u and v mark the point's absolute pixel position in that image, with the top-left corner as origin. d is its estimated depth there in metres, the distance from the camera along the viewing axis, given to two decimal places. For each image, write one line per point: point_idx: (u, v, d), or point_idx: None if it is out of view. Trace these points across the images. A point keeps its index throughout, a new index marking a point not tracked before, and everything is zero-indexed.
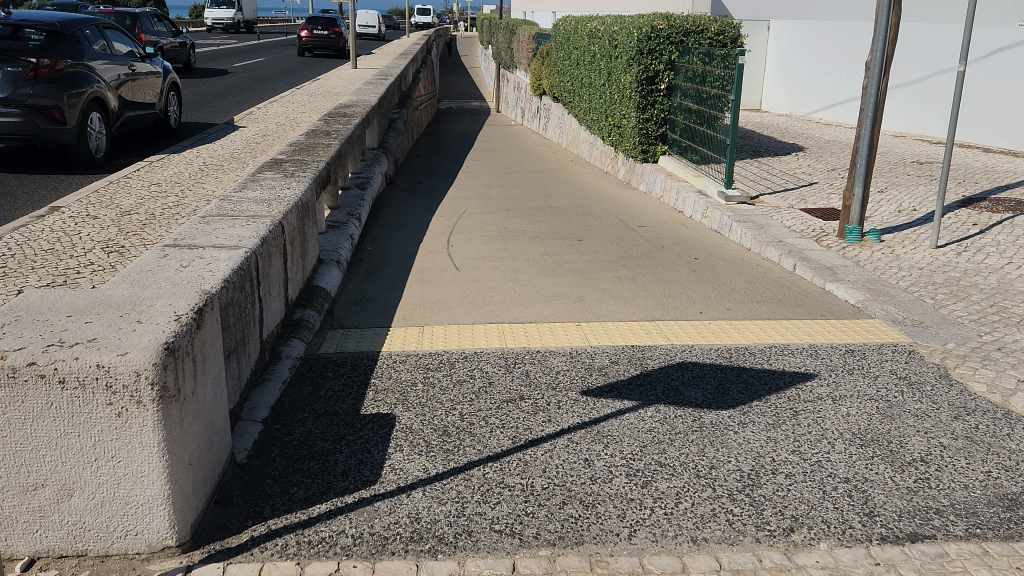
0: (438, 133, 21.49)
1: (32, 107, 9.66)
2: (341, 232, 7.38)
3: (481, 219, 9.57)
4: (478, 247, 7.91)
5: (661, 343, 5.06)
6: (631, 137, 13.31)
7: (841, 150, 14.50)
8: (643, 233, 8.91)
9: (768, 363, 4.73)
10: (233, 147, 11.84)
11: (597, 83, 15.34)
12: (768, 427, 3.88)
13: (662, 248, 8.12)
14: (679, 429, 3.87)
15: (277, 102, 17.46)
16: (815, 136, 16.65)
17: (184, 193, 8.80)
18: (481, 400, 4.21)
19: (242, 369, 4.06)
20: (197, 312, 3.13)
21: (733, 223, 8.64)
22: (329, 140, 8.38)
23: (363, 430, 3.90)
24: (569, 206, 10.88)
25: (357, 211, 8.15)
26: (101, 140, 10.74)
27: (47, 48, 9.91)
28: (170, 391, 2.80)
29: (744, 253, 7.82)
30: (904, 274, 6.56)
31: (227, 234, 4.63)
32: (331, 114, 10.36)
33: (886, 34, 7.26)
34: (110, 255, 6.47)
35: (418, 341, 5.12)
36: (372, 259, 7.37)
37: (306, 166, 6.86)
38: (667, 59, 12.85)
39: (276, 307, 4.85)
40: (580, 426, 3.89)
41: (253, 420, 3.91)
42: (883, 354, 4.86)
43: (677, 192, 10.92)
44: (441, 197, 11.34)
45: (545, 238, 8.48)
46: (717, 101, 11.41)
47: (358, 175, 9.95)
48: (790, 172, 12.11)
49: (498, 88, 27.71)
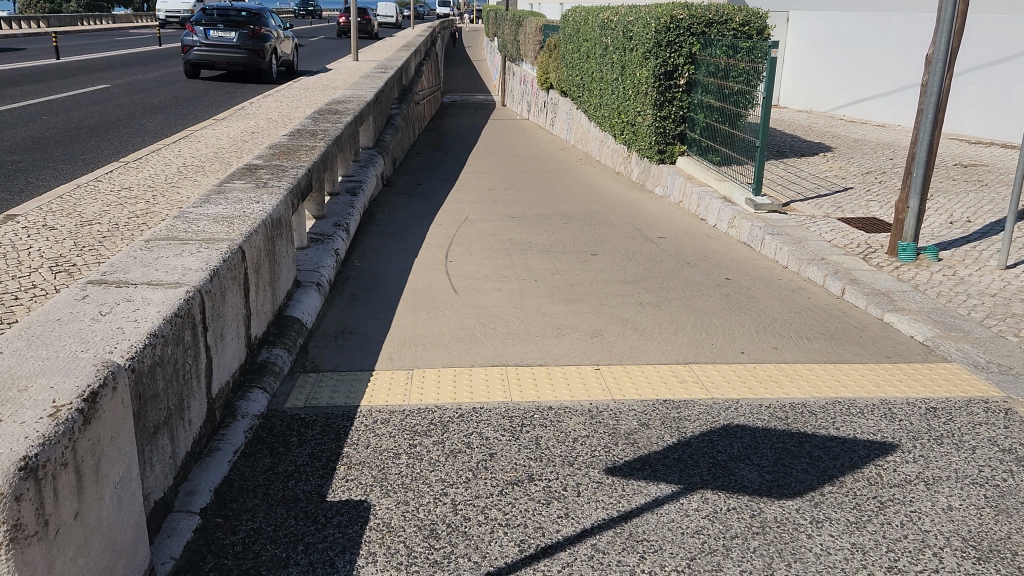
0: (440, 129, 20.57)
1: (252, 50, 20.53)
2: (324, 248, 6.50)
3: (485, 229, 8.70)
4: (481, 264, 7.04)
5: (700, 398, 4.17)
6: (646, 136, 12.42)
7: (869, 151, 13.59)
8: (664, 246, 8.04)
9: (834, 428, 3.86)
10: (219, 147, 10.97)
11: (610, 78, 14.41)
12: (850, 530, 3.02)
13: (687, 264, 7.27)
14: (736, 530, 3.00)
15: (270, 97, 16.59)
16: (841, 135, 15.74)
17: (156, 199, 7.92)
18: (480, 480, 3.34)
19: (179, 443, 3.17)
20: (88, 397, 2.26)
21: (765, 235, 7.80)
22: (314, 141, 7.50)
23: (328, 529, 3.03)
24: (581, 212, 10.00)
25: (344, 221, 7.30)
26: (272, 66, 20.99)
27: (254, 21, 20.84)
28: (29, 531, 1.95)
29: (781, 273, 6.98)
30: (974, 302, 5.79)
31: (171, 264, 3.76)
32: (320, 111, 9.47)
33: (952, 25, 6.46)
34: (57, 276, 5.56)
35: (406, 393, 4.26)
36: (361, 279, 6.50)
37: (283, 174, 5.98)
38: (687, 52, 11.91)
39: (233, 352, 3.96)
40: (606, 525, 3.02)
41: (190, 513, 3.03)
42: (973, 416, 3.99)
43: (698, 196, 10.02)
44: (441, 202, 10.48)
45: (556, 252, 7.63)
46: (742, 98, 10.53)
47: (349, 179, 9.08)
48: (820, 176, 11.23)
49: (504, 82, 26.84)
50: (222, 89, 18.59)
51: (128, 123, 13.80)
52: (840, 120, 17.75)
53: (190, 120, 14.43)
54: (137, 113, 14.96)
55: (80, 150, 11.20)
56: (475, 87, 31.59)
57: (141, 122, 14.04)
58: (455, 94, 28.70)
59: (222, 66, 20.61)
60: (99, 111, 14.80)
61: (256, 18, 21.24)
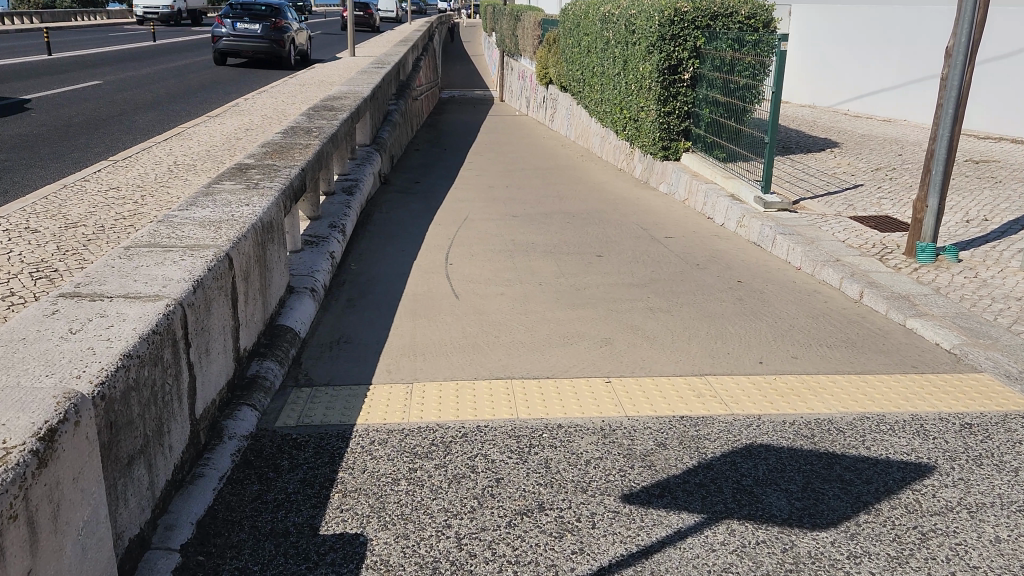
0: (439, 125, 20.26)
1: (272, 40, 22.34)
2: (318, 252, 6.22)
3: (486, 228, 8.42)
4: (483, 267, 6.77)
5: (720, 414, 3.91)
6: (650, 132, 12.14)
7: (878, 147, 13.31)
8: (672, 247, 7.77)
9: (865, 449, 3.60)
10: (211, 145, 10.67)
11: (612, 73, 14.12)
12: (891, 567, 2.76)
13: (697, 266, 7.00)
14: (767, 568, 2.74)
15: (265, 93, 16.27)
16: (847, 131, 15.45)
17: (144, 199, 7.62)
18: (485, 510, 3.08)
19: (158, 472, 2.90)
20: (46, 435, 1.98)
21: (777, 235, 7.54)
22: (308, 139, 7.21)
23: (320, 569, 2.76)
24: (584, 211, 9.72)
25: (340, 222, 7.03)
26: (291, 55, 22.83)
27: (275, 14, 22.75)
28: None
29: (795, 275, 6.72)
30: (1000, 307, 5.54)
31: (152, 273, 3.48)
32: (316, 107, 9.19)
33: (974, 15, 6.19)
34: (37, 283, 5.28)
35: (405, 411, 3.99)
36: (357, 283, 6.22)
37: (275, 174, 5.70)
38: (692, 46, 11.63)
39: (219, 368, 3.69)
40: (625, 564, 2.76)
41: (169, 550, 2.76)
42: (1011, 435, 3.74)
43: (705, 195, 9.75)
44: (441, 201, 10.19)
45: (560, 253, 7.35)
46: (749, 92, 10.28)
47: (346, 178, 8.79)
48: (829, 173, 10.95)
49: (503, 77, 26.54)
50: (216, 86, 18.28)
51: (120, 121, 13.48)
52: (845, 116, 17.42)
53: (184, 117, 14.13)
54: (128, 110, 14.65)
55: (69, 149, 10.89)
56: (474, 83, 31.23)
57: (132, 119, 13.73)
58: (453, 89, 28.39)
59: (246, 54, 22.48)
60: (89, 108, 14.47)
61: (277, 12, 23.18)
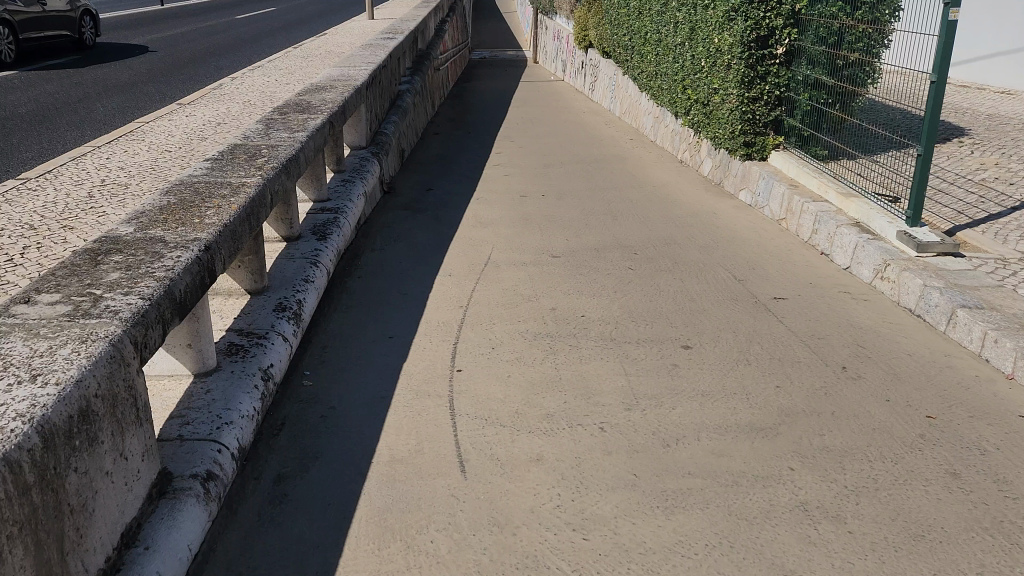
0: (464, 97, 17.57)
1: None
2: (240, 374, 3.81)
3: (517, 280, 5.95)
4: (509, 380, 4.33)
5: None
6: (726, 122, 9.33)
7: (1020, 134, 10.30)
8: (790, 323, 5.25)
9: None
10: (165, 146, 8.23)
11: (673, 42, 11.28)
12: None
13: (844, 373, 4.50)
14: None
15: (257, 69, 13.74)
16: (963, 107, 12.34)
17: (24, 255, 5.27)
18: None
19: None
20: None
21: (957, 308, 4.98)
22: (244, 169, 4.71)
23: None
24: (649, 241, 7.16)
25: (292, 300, 4.64)
26: None
27: None
28: None
29: (1013, 399, 4.18)
30: None
31: None
32: (284, 105, 6.66)
33: None
34: None
35: None
36: (305, 428, 3.83)
37: (145, 266, 3.27)
38: (789, 10, 8.68)
39: None
40: None
41: None
42: None
43: (816, 220, 7.09)
44: (457, 223, 7.70)
45: (627, 340, 4.88)
46: (859, 69, 8.04)
47: (321, 206, 6.31)
48: (977, 181, 8.12)
49: (537, 37, 23.78)
50: (207, 61, 15.94)
51: (75, 109, 11.11)
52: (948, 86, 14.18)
53: (156, 102, 11.75)
54: (94, 94, 12.27)
55: None
56: (505, 43, 28.16)
57: (93, 106, 11.37)
58: (482, 50, 25.66)
59: None
60: (47, 92, 12.19)
61: None
